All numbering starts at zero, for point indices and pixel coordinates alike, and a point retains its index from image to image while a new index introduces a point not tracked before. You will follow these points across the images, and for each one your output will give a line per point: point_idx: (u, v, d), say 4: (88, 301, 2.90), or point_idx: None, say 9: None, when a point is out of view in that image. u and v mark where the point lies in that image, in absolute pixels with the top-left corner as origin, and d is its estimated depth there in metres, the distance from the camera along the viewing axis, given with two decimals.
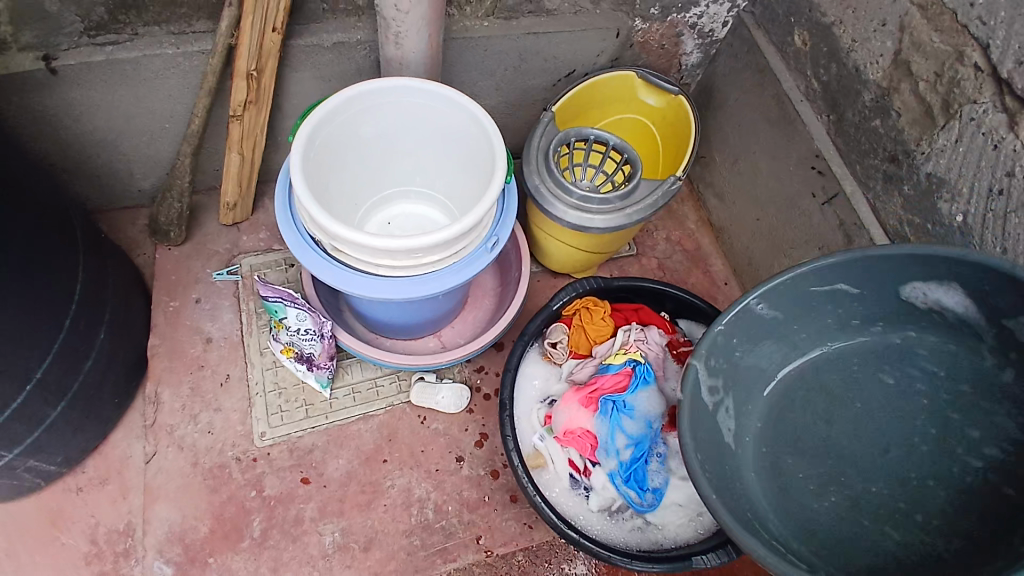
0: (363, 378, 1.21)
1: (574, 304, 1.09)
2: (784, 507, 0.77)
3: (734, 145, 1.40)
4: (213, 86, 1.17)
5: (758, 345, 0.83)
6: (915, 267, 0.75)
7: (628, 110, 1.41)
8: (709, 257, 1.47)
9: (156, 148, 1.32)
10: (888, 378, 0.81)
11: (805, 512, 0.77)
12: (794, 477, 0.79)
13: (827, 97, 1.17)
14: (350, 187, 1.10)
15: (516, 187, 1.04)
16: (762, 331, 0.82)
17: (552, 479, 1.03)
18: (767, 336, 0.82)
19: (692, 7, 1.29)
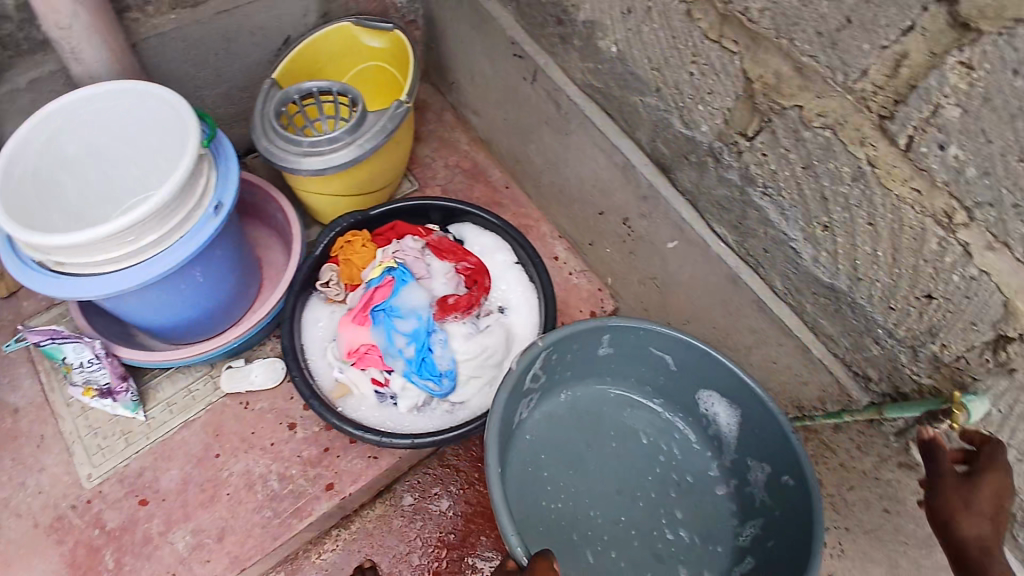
0: (175, 390, 1.23)
1: (335, 242, 1.17)
2: (526, 483, 1.08)
3: (462, 61, 1.44)
4: None
5: (592, 348, 1.13)
6: (711, 369, 1.07)
7: (362, 61, 1.40)
8: (485, 169, 1.53)
9: None
10: (673, 474, 1.14)
11: (546, 483, 1.09)
12: (558, 459, 1.13)
13: None
14: (78, 208, 1.05)
15: (223, 142, 1.08)
16: (588, 348, 1.13)
17: (361, 399, 1.13)
18: (596, 346, 1.13)
19: None
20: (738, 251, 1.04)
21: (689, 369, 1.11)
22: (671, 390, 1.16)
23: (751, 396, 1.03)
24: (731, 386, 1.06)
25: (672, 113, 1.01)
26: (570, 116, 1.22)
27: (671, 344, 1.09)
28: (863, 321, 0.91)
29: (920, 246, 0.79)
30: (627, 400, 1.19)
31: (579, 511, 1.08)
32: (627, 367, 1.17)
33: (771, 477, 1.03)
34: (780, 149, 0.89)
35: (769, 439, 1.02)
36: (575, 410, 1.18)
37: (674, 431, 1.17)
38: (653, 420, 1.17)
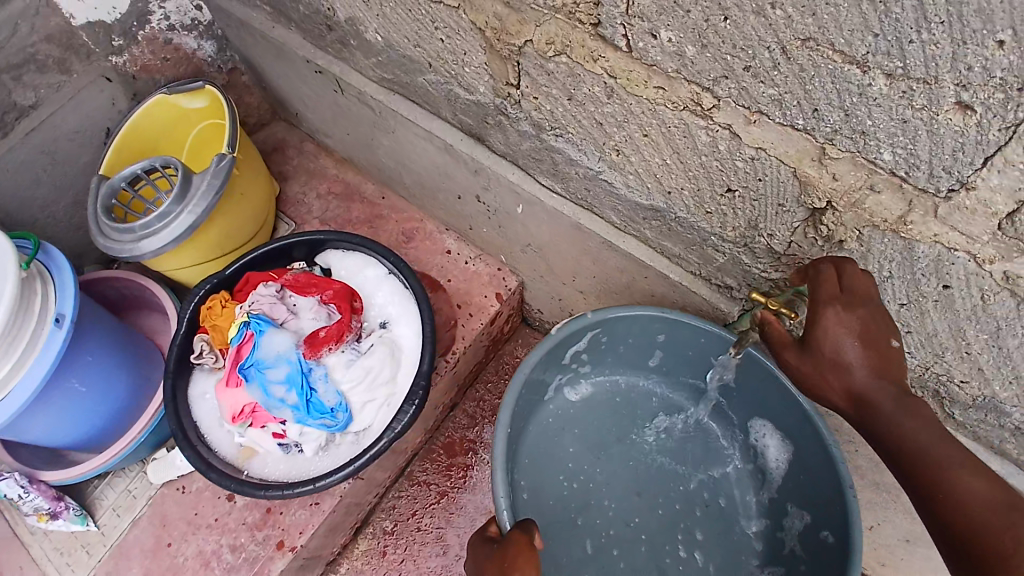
0: (118, 492, 1.32)
1: (199, 313, 1.17)
2: (540, 462, 1.11)
3: (291, 92, 1.46)
4: None
5: (637, 340, 1.07)
6: (773, 405, 0.98)
7: (194, 124, 1.44)
8: (357, 186, 1.54)
9: None
10: (716, 463, 1.09)
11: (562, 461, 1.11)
12: (584, 437, 1.14)
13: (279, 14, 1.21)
14: None
15: (48, 255, 1.14)
16: (631, 336, 1.06)
17: (267, 456, 1.12)
18: (645, 336, 1.06)
19: (149, 18, 1.32)
20: (569, 198, 0.99)
21: (755, 407, 1.03)
22: (726, 405, 1.09)
23: (806, 433, 0.94)
24: (792, 428, 0.97)
25: (452, 83, 0.96)
26: (385, 115, 1.18)
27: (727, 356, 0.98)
28: (695, 233, 0.84)
29: (694, 142, 0.71)
30: (681, 431, 1.13)
31: (590, 488, 1.10)
32: (687, 372, 1.10)
33: (810, 525, 0.95)
34: (543, 88, 0.82)
35: (816, 490, 0.93)
36: (616, 388, 1.16)
37: (719, 416, 1.11)
38: (713, 457, 1.10)
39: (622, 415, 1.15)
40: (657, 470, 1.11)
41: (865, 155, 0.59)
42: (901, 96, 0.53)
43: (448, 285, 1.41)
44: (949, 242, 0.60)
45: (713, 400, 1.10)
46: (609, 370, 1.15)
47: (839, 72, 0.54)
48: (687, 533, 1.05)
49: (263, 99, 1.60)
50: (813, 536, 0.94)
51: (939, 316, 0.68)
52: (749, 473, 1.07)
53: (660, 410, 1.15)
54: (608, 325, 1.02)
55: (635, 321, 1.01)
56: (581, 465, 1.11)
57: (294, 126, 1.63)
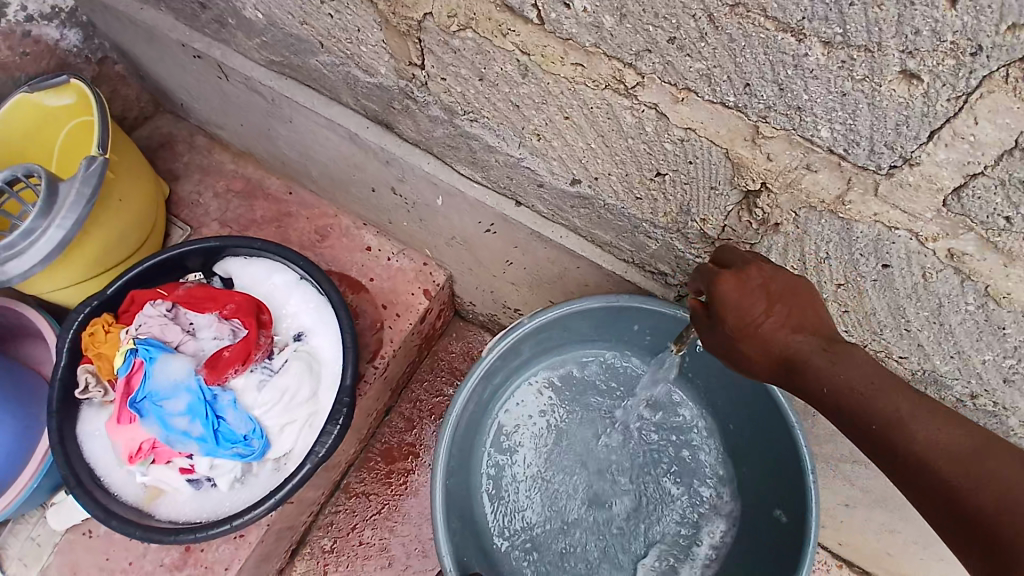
0: (17, 543, 1.14)
1: (82, 339, 1.01)
2: (538, 481, 1.08)
3: (171, 80, 1.28)
4: None
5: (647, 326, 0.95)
6: (773, 430, 0.88)
7: (63, 124, 1.25)
8: (260, 181, 1.39)
9: None
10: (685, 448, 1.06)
11: (550, 468, 1.09)
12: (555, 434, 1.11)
13: None
14: None
15: None
16: (592, 323, 0.99)
17: (176, 496, 0.98)
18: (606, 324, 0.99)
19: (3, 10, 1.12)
20: (491, 187, 0.91)
21: (749, 417, 0.95)
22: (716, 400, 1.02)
23: (776, 451, 0.90)
24: (768, 445, 0.92)
25: (348, 65, 0.85)
26: (279, 103, 1.05)
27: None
28: (626, 221, 0.78)
29: (619, 124, 0.64)
30: (666, 407, 1.08)
31: (592, 492, 1.08)
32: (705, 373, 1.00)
33: (758, 514, 0.96)
34: (450, 68, 0.72)
35: (783, 483, 0.89)
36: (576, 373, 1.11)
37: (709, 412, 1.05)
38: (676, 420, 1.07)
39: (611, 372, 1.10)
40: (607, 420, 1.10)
41: (803, 134, 0.55)
42: (840, 66, 0.49)
43: (371, 285, 1.29)
44: (889, 220, 0.58)
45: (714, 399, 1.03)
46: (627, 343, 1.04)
47: (773, 43, 0.49)
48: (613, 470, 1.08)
49: (142, 90, 1.40)
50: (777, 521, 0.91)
51: (877, 296, 0.66)
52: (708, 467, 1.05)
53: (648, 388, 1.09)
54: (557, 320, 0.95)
55: (606, 313, 0.96)
56: (582, 463, 1.09)
57: (183, 119, 1.45)
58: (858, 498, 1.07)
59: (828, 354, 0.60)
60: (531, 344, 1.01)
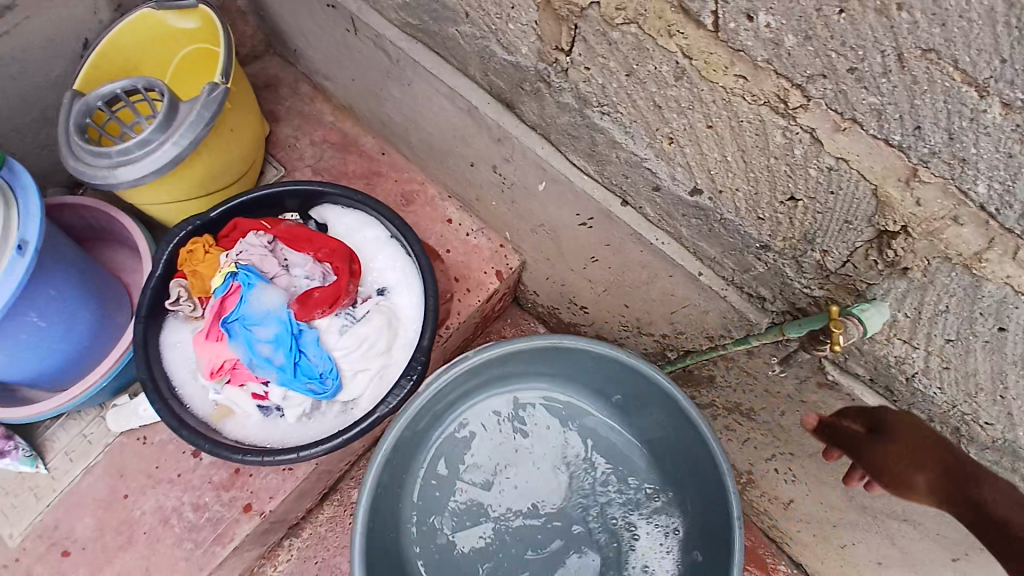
0: (71, 437, 1.17)
1: (180, 255, 1.05)
2: (481, 498, 1.14)
3: (291, 23, 1.29)
4: None
5: (574, 355, 1.07)
6: (709, 483, 0.99)
7: (182, 46, 1.29)
8: (356, 136, 1.40)
9: None
10: (630, 478, 1.13)
11: (485, 497, 1.14)
12: (476, 479, 1.15)
13: None
14: None
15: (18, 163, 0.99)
16: (548, 355, 1.08)
17: (246, 420, 1.02)
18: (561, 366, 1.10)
19: None
20: (601, 182, 0.91)
21: (683, 466, 1.06)
22: (649, 446, 1.12)
23: (710, 496, 1.00)
24: (699, 492, 1.03)
25: (489, 39, 0.86)
26: (402, 64, 1.07)
27: (681, 419, 1.00)
28: (739, 239, 0.78)
29: (766, 142, 0.66)
30: (575, 468, 1.15)
31: (532, 513, 1.13)
32: (642, 414, 1.10)
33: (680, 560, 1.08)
34: (599, 59, 0.74)
35: (710, 529, 1.01)
36: (498, 421, 1.17)
37: (648, 453, 1.13)
38: (620, 458, 1.14)
39: (547, 414, 1.17)
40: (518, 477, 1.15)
41: (959, 185, 0.55)
42: (1013, 129, 0.49)
43: (447, 256, 1.32)
44: (1020, 285, 0.58)
45: (652, 447, 1.11)
46: (561, 377, 1.14)
47: (956, 93, 0.50)
48: (564, 494, 1.14)
49: (258, 30, 1.43)
50: (702, 560, 1.03)
51: (984, 357, 0.66)
52: (648, 496, 1.12)
53: (569, 448, 1.16)
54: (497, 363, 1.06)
55: (536, 351, 1.05)
56: (528, 485, 1.15)
57: (290, 64, 1.46)
58: (892, 558, 1.06)
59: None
60: (505, 361, 1.09)
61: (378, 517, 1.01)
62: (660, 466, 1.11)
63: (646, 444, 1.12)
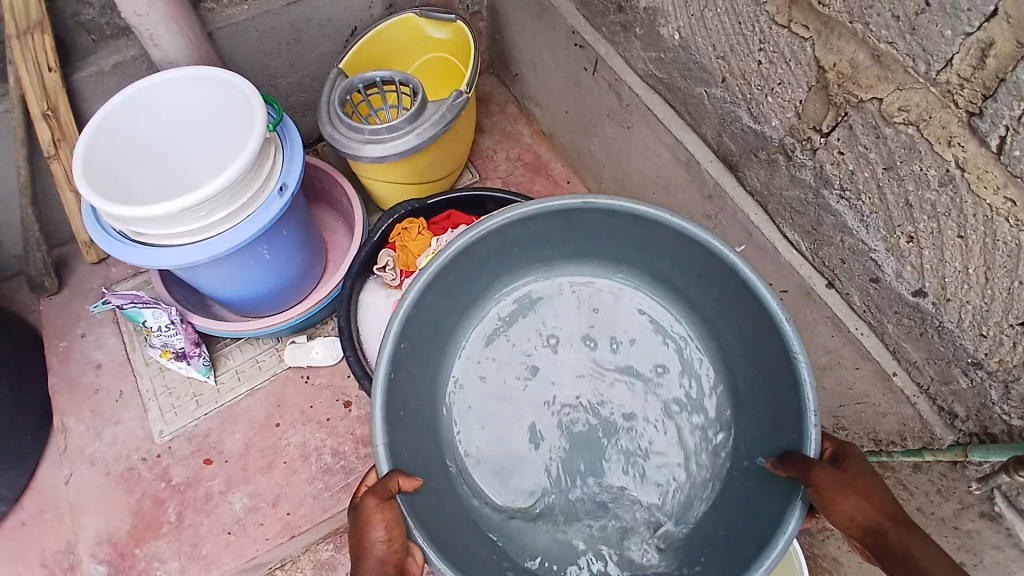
0: (244, 359, 1.31)
1: (393, 230, 1.17)
2: (486, 404, 0.99)
3: (525, 51, 1.44)
4: (21, 136, 1.17)
5: (630, 224, 0.93)
6: (778, 378, 0.82)
7: (426, 51, 1.46)
8: (547, 162, 1.53)
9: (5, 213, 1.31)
10: (702, 411, 0.95)
11: (497, 395, 1.00)
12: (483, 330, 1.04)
13: None
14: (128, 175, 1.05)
15: (290, 119, 1.11)
16: (619, 224, 0.95)
17: None
18: (585, 234, 0.99)
19: None
20: (811, 260, 0.97)
21: (764, 376, 0.86)
22: (734, 362, 0.93)
23: (777, 376, 0.83)
24: (756, 350, 0.87)
25: (739, 106, 0.93)
26: (631, 109, 1.16)
27: (755, 309, 0.84)
28: (950, 349, 0.82)
29: (1015, 266, 0.70)
30: (624, 373, 0.99)
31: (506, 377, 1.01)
32: (744, 335, 0.90)
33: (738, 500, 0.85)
34: (858, 148, 0.80)
35: (778, 394, 0.82)
36: (553, 296, 1.06)
37: (729, 374, 0.95)
38: (692, 374, 0.98)
39: (617, 306, 1.04)
40: (543, 352, 1.02)
41: None
42: None
43: None
44: None
45: (727, 357, 0.95)
46: (683, 268, 0.95)
47: None
48: (549, 377, 1.00)
49: (487, 50, 1.62)
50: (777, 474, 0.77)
51: None
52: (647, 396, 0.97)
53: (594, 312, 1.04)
54: (523, 229, 0.95)
55: (632, 221, 0.93)
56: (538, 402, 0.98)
57: (504, 87, 1.64)
58: None
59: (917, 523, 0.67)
60: (561, 237, 1.00)
61: (401, 443, 0.84)
62: (758, 387, 0.88)
63: (727, 343, 0.94)
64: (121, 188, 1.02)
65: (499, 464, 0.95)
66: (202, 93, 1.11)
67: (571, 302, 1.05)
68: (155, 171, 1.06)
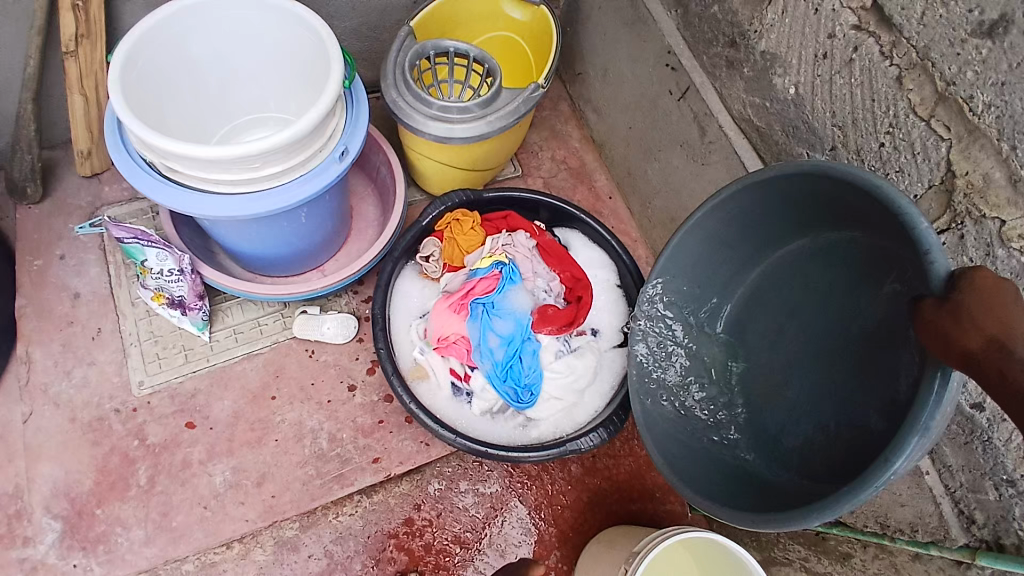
0: (244, 319, 1.19)
1: (444, 219, 1.09)
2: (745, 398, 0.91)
3: (600, 54, 1.37)
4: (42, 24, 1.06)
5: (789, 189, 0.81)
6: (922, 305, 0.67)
7: (498, 29, 1.36)
8: (592, 172, 1.48)
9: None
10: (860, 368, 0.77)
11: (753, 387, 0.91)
12: (745, 323, 0.94)
13: None
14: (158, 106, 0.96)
15: (362, 85, 1.00)
16: (780, 201, 0.84)
17: (434, 390, 1.05)
18: (770, 217, 0.88)
19: None
20: None
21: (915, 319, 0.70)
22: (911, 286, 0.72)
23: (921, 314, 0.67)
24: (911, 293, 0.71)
25: None
26: (713, 147, 1.12)
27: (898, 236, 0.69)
28: (990, 462, 0.85)
29: None
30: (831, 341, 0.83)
31: (758, 369, 0.91)
32: (905, 266, 0.72)
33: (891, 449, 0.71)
34: (964, 260, 0.80)
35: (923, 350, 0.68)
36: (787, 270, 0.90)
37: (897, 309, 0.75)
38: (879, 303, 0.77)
39: (819, 273, 0.86)
40: (785, 339, 0.89)
41: None
42: None
43: None
44: None
45: (890, 292, 0.75)
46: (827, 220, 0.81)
47: None
48: (787, 362, 0.89)
49: None
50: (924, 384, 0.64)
51: None
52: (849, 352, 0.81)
53: (808, 278, 0.88)
54: (708, 233, 0.90)
55: (798, 195, 0.82)
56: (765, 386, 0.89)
57: (561, 82, 1.56)
58: None
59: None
60: (758, 226, 0.89)
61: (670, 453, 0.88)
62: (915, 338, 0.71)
63: (893, 283, 0.75)
64: (165, 117, 0.98)
65: (749, 456, 0.88)
66: (258, 18, 0.97)
67: (803, 277, 0.88)
68: (200, 97, 1.03)
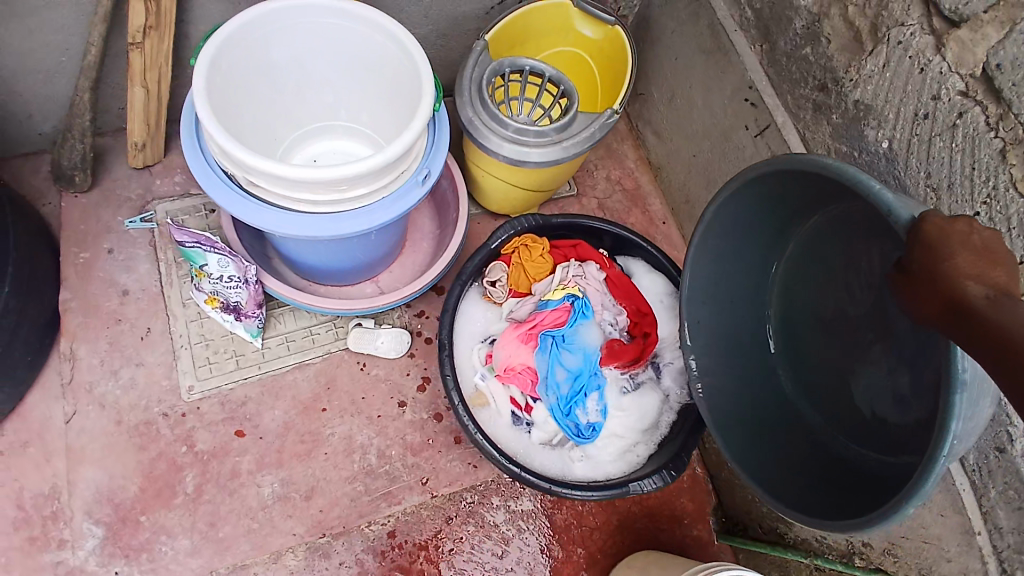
0: (296, 327, 1.17)
1: (512, 243, 1.07)
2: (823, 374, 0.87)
3: (669, 78, 1.34)
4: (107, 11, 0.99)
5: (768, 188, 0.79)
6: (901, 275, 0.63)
7: (567, 45, 1.31)
8: (647, 196, 1.46)
9: (54, 86, 1.11)
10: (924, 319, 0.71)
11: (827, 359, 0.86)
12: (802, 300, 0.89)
13: (759, 25, 1.10)
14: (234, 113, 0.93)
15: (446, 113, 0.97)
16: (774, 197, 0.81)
17: (495, 417, 1.05)
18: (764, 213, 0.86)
19: None
20: None
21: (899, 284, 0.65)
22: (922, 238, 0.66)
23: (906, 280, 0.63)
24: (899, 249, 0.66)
25: None
26: None
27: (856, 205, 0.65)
28: None
29: None
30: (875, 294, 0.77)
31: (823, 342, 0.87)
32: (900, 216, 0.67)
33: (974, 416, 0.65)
34: None
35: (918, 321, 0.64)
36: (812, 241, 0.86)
37: None
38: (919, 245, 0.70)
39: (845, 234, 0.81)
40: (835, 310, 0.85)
41: None
42: None
43: None
44: None
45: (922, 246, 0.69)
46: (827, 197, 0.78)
47: None
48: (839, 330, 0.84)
49: None
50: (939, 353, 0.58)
51: None
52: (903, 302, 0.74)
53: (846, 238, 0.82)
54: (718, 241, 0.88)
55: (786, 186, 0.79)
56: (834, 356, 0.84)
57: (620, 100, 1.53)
58: None
59: (995, 302, 0.55)
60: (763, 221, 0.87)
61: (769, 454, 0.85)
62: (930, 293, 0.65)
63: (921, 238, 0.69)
64: (239, 121, 0.95)
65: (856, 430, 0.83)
66: (345, 27, 0.94)
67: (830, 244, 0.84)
68: (273, 101, 0.99)
